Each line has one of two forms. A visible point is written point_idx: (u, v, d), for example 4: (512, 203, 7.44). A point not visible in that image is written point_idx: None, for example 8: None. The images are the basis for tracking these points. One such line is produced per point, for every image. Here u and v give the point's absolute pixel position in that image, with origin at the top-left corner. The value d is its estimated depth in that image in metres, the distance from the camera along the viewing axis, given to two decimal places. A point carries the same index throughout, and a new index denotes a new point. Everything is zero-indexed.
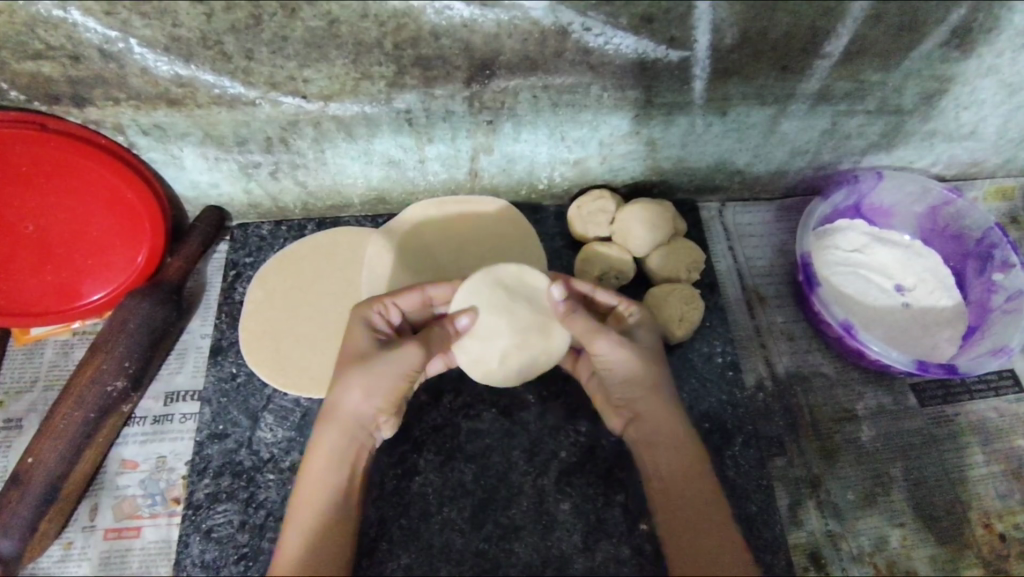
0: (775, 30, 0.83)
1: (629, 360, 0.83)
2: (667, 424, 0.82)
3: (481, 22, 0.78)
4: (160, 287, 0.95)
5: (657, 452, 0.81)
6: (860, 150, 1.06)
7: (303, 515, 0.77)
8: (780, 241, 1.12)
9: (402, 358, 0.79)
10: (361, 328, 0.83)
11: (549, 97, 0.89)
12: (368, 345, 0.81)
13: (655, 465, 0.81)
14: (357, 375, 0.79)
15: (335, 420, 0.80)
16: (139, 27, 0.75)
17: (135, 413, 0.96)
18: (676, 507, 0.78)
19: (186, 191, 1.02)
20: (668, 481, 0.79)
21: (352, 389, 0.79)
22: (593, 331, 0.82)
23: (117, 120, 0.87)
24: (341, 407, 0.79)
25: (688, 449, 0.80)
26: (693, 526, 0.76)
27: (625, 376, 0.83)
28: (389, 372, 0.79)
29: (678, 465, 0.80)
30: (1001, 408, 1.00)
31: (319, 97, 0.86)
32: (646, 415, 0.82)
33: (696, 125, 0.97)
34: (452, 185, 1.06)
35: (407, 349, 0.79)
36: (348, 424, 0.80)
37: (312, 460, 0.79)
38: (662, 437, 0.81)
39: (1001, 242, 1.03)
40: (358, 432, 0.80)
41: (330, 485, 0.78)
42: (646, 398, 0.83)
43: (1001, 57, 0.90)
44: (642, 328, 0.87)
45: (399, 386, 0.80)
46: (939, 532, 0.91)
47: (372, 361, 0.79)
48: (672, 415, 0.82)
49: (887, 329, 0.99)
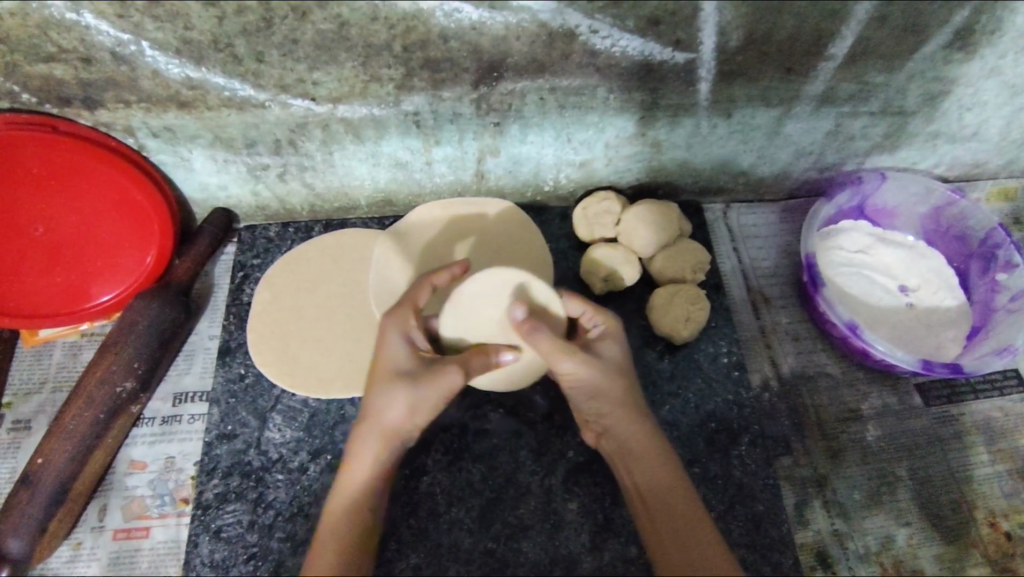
0: (780, 32, 0.83)
1: (598, 375, 0.82)
2: (639, 436, 0.82)
3: (489, 25, 0.78)
4: (169, 289, 0.95)
5: (633, 465, 0.81)
6: (863, 152, 1.07)
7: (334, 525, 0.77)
8: (784, 241, 1.12)
9: (447, 381, 0.80)
10: (397, 340, 0.82)
11: (556, 100, 0.90)
12: (409, 361, 0.81)
13: (633, 478, 0.82)
14: (402, 394, 0.79)
15: (381, 435, 0.80)
16: (152, 31, 0.76)
17: (144, 413, 0.96)
18: (657, 515, 0.78)
19: (195, 194, 1.02)
20: (646, 492, 0.80)
21: (397, 405, 0.79)
22: (557, 352, 0.81)
23: (128, 122, 0.88)
24: (383, 421, 0.80)
25: (659, 458, 0.81)
26: (675, 533, 0.76)
27: (595, 391, 0.83)
28: (434, 394, 0.80)
29: (654, 476, 0.80)
30: (1006, 407, 1.00)
31: (328, 100, 0.87)
32: (616, 429, 0.83)
33: (701, 127, 0.98)
34: (458, 187, 1.06)
35: (452, 373, 0.80)
36: (390, 438, 0.80)
37: (349, 473, 0.79)
38: (635, 449, 0.82)
39: (1005, 242, 1.03)
40: (395, 444, 0.81)
41: (365, 496, 0.79)
42: (615, 414, 0.83)
43: (1004, 58, 0.90)
44: (610, 338, 0.86)
45: (440, 405, 0.81)
46: (945, 532, 0.92)
47: (419, 380, 0.79)
48: (642, 425, 0.83)
49: (891, 330, 1.00)
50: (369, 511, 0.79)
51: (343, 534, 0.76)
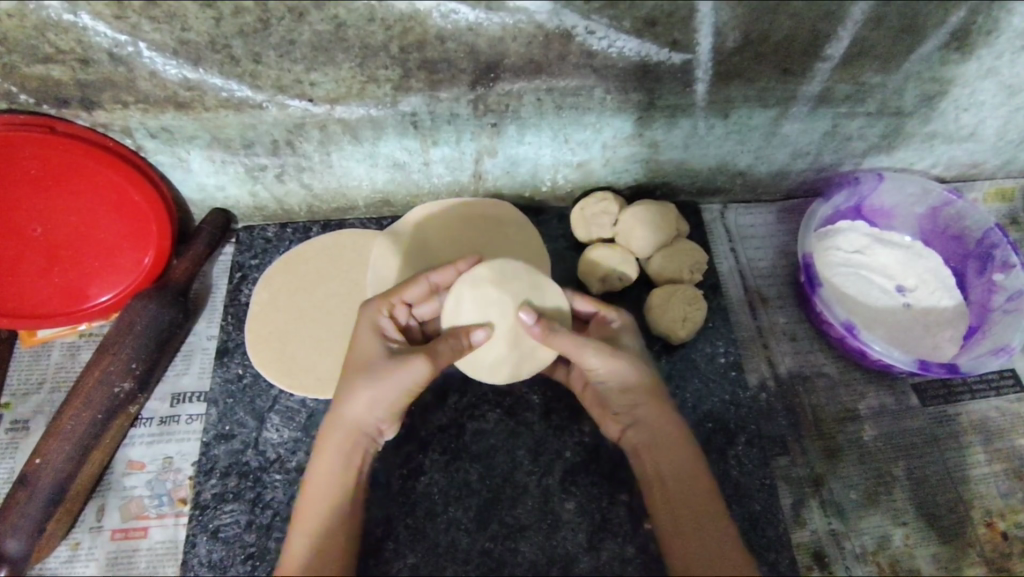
0: (777, 33, 0.83)
1: (625, 365, 0.83)
2: (666, 427, 0.83)
3: (486, 26, 0.78)
4: (166, 289, 0.95)
5: (658, 455, 0.81)
6: (860, 152, 1.07)
7: (308, 511, 0.78)
8: (782, 242, 1.13)
9: (410, 371, 0.79)
10: (367, 331, 0.84)
11: (553, 100, 0.90)
12: (377, 352, 0.82)
13: (657, 467, 0.81)
14: (363, 384, 0.80)
15: (347, 427, 0.80)
16: (149, 31, 0.76)
17: (142, 413, 0.96)
18: (679, 506, 0.78)
19: (193, 195, 1.02)
20: (671, 485, 0.79)
21: (357, 398, 0.79)
22: (584, 347, 0.82)
23: (126, 124, 0.88)
24: (347, 414, 0.80)
25: (684, 451, 0.81)
26: (695, 525, 0.76)
27: (623, 384, 0.84)
28: (397, 385, 0.80)
29: (679, 468, 0.80)
30: (1003, 407, 1.01)
31: (326, 100, 0.87)
32: (645, 419, 0.83)
33: (699, 127, 0.98)
34: (457, 188, 1.06)
35: (416, 362, 0.79)
36: (354, 430, 0.80)
37: (318, 461, 0.80)
38: (661, 440, 0.82)
39: (1001, 243, 1.03)
40: (363, 436, 0.81)
41: (335, 487, 0.79)
42: (646, 404, 0.84)
43: (1000, 59, 0.91)
44: (628, 332, 0.89)
45: (401, 399, 0.81)
46: (942, 532, 0.92)
47: (379, 371, 0.80)
48: (670, 416, 0.83)
49: (889, 329, 1.00)
50: (341, 504, 0.79)
51: (313, 520, 0.77)
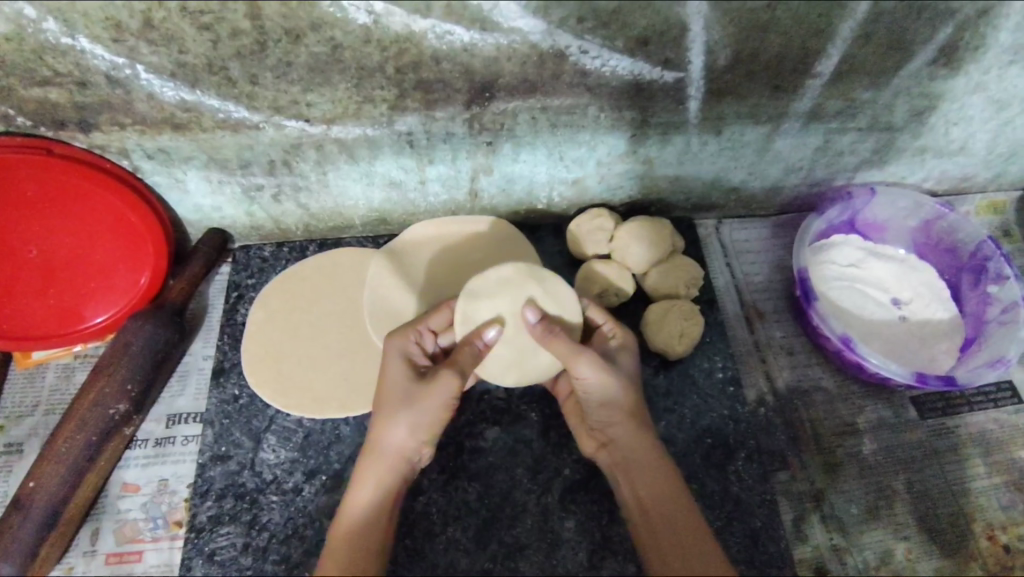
0: (767, 51, 0.85)
1: (613, 379, 0.83)
2: (638, 445, 0.82)
3: (480, 46, 0.79)
4: (163, 308, 0.95)
5: (633, 475, 0.81)
6: (853, 167, 1.08)
7: (343, 540, 0.77)
8: (777, 256, 1.13)
9: (441, 391, 0.80)
10: (396, 357, 0.84)
11: (548, 119, 0.91)
12: (408, 380, 0.82)
13: (634, 490, 0.81)
14: (397, 413, 0.80)
15: (382, 454, 0.81)
16: (146, 54, 0.77)
17: (138, 435, 0.96)
18: (657, 525, 0.77)
19: (189, 215, 1.03)
20: (648, 504, 0.79)
21: (394, 425, 0.80)
22: (576, 353, 0.82)
23: (122, 145, 0.89)
24: (383, 442, 0.81)
25: (659, 469, 0.81)
26: (673, 542, 0.76)
27: (606, 399, 0.84)
28: (430, 408, 0.81)
29: (655, 486, 0.80)
30: (1001, 419, 1.01)
31: (322, 121, 0.87)
32: (619, 438, 0.83)
33: (692, 144, 0.99)
34: (453, 206, 1.07)
35: (444, 381, 0.80)
36: (392, 459, 0.81)
37: (357, 490, 0.80)
38: (637, 457, 0.82)
39: (994, 255, 1.04)
40: (402, 465, 0.82)
41: (374, 516, 0.79)
42: (621, 422, 0.83)
43: (988, 74, 0.92)
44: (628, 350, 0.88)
45: (436, 421, 0.82)
46: (944, 546, 0.91)
47: (409, 397, 0.81)
48: (645, 435, 0.83)
49: (885, 342, 1.00)
50: (378, 533, 0.78)
51: (349, 549, 0.76)
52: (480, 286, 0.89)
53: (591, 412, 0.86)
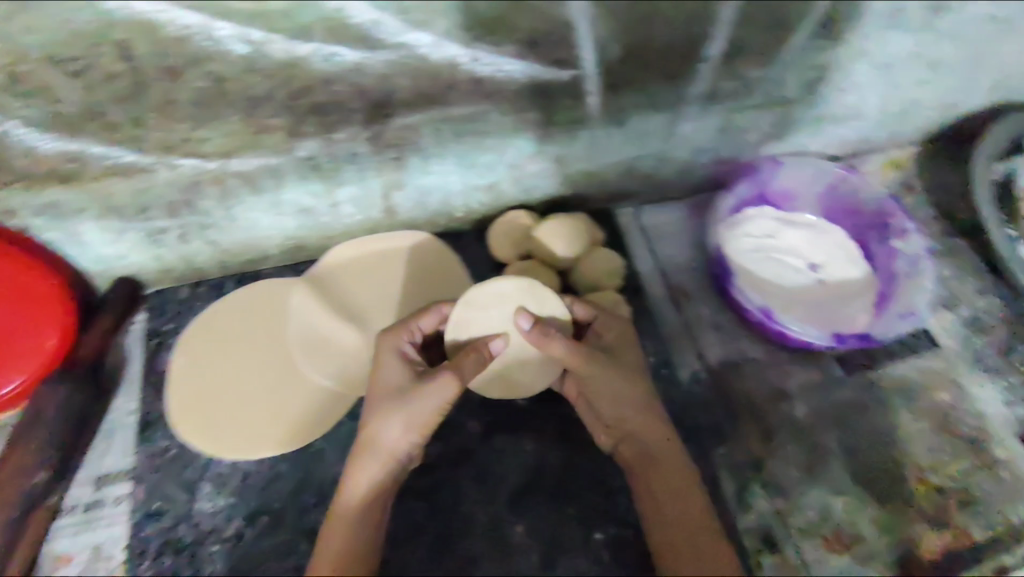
0: (655, 41, 0.86)
1: (610, 372, 0.86)
2: (658, 441, 0.84)
3: (369, 64, 0.78)
4: (76, 367, 0.92)
5: (652, 469, 0.82)
6: (756, 142, 1.12)
7: (335, 541, 0.76)
8: (695, 236, 1.16)
9: (438, 391, 0.80)
10: (392, 359, 0.84)
11: (451, 129, 0.91)
12: (404, 379, 0.82)
13: (649, 484, 0.82)
14: (394, 409, 0.80)
15: (377, 452, 0.79)
16: (15, 109, 0.73)
17: (63, 503, 0.91)
18: (673, 521, 0.79)
19: (92, 267, 0.98)
20: (665, 499, 0.80)
21: (390, 422, 0.80)
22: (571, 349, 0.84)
23: (6, 204, 0.84)
24: (378, 440, 0.80)
25: (677, 465, 0.82)
26: (690, 539, 0.77)
27: (614, 391, 0.85)
28: (425, 407, 0.80)
29: (672, 481, 0.81)
30: (920, 366, 1.06)
31: (218, 155, 0.85)
32: (635, 432, 0.85)
33: (598, 137, 1.00)
34: (370, 225, 1.06)
35: (443, 380, 0.80)
36: (386, 457, 0.80)
37: (350, 488, 0.78)
38: (656, 454, 0.83)
39: (896, 211, 1.09)
40: (393, 464, 0.81)
41: (365, 519, 0.77)
42: (635, 415, 0.85)
43: (868, 41, 0.96)
44: (619, 343, 0.90)
45: (429, 422, 0.81)
46: (878, 495, 0.95)
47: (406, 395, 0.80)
48: (664, 432, 0.84)
49: (805, 308, 1.04)
50: (369, 536, 0.77)
51: (342, 550, 0.75)
52: (480, 295, 0.91)
53: (599, 403, 0.87)
